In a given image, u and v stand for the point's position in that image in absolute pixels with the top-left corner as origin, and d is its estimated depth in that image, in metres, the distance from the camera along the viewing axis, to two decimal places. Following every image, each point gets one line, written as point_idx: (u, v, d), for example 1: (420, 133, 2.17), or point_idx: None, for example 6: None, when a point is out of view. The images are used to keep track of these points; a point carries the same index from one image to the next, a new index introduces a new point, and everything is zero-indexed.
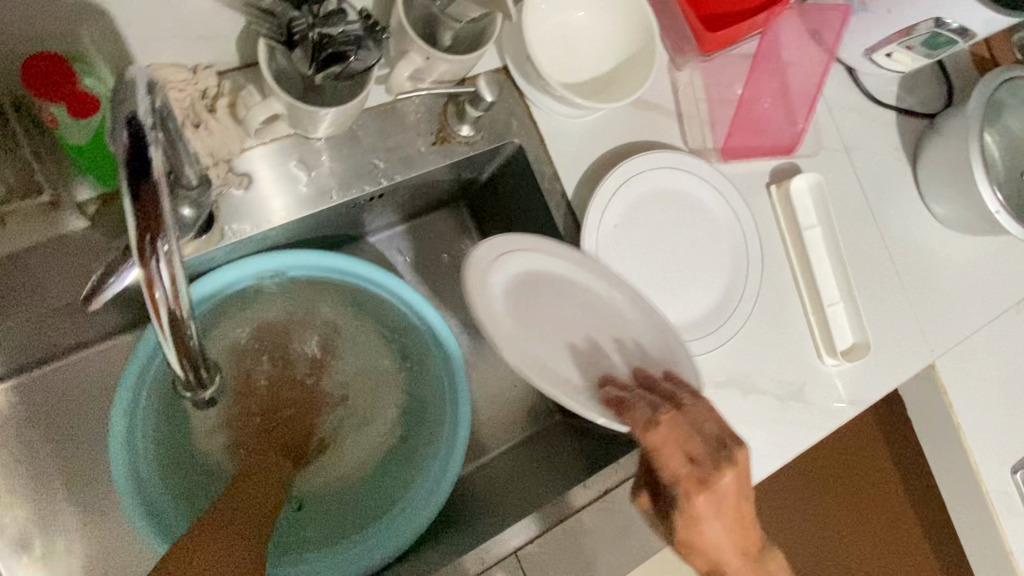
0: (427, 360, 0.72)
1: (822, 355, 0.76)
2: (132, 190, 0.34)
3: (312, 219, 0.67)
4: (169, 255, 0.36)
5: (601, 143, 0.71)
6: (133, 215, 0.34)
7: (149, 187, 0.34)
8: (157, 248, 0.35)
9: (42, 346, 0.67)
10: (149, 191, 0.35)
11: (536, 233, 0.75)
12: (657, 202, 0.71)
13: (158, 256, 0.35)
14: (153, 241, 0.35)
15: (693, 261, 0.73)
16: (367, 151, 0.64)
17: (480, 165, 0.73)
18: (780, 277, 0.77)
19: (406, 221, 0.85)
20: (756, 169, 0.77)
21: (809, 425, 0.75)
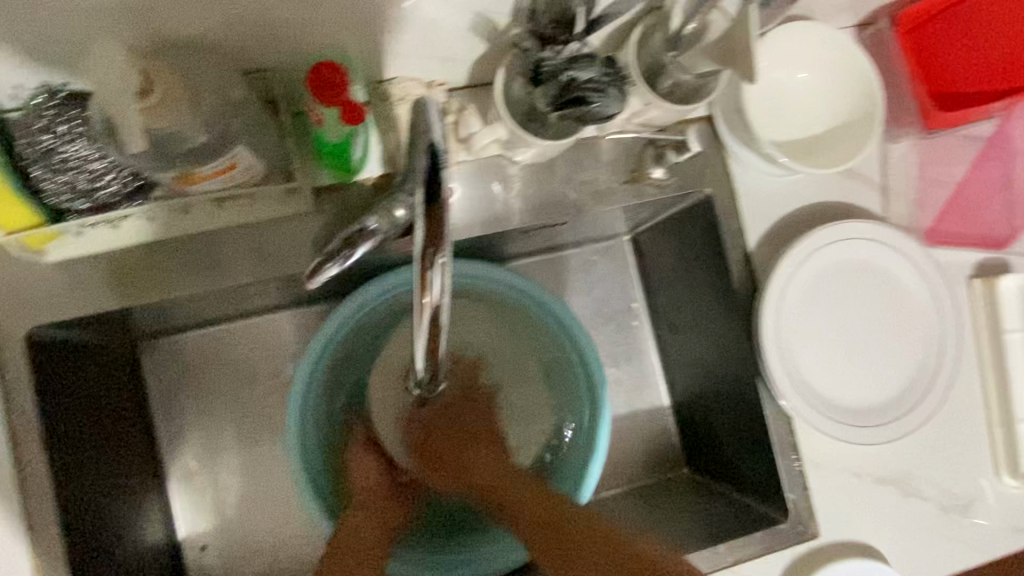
0: (575, 393, 0.75)
1: (1002, 473, 0.69)
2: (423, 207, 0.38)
3: (497, 235, 0.70)
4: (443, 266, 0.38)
5: (793, 208, 0.69)
6: (422, 234, 0.38)
7: (437, 205, 0.37)
8: (438, 258, 0.38)
9: (241, 306, 0.75)
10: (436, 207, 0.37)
11: (705, 284, 0.74)
12: (851, 274, 0.68)
13: (434, 268, 0.38)
14: (433, 253, 0.38)
15: (878, 349, 0.68)
16: (562, 181, 0.66)
17: (661, 207, 0.73)
18: (966, 380, 0.71)
19: (570, 247, 0.86)
20: (961, 260, 0.71)
21: (973, 547, 0.68)
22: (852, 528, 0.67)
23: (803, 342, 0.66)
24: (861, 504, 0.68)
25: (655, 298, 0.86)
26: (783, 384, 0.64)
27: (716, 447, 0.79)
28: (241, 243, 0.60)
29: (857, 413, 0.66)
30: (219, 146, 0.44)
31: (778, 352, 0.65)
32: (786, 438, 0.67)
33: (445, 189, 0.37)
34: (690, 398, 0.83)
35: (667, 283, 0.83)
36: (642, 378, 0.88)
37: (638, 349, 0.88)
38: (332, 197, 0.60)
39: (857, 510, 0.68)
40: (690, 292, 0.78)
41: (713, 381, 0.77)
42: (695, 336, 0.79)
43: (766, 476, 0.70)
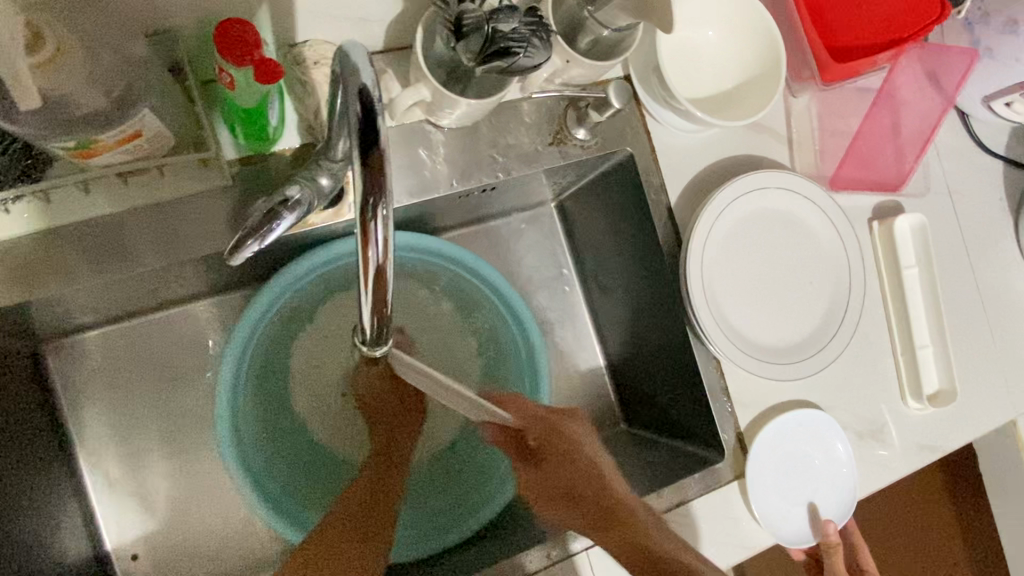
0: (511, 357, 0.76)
1: (906, 397, 0.76)
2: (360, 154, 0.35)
3: (425, 205, 0.69)
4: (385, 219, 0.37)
5: (709, 162, 0.72)
6: (360, 182, 0.35)
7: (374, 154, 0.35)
8: (379, 210, 0.36)
9: (156, 296, 0.70)
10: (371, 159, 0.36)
11: (631, 243, 0.76)
12: (765, 222, 0.71)
13: (376, 218, 0.36)
14: (374, 205, 0.36)
15: (791, 290, 0.72)
16: (487, 145, 0.66)
17: (585, 170, 0.75)
18: (872, 315, 0.77)
19: (498, 216, 0.87)
20: (860, 204, 0.77)
21: (886, 466, 0.75)
22: None
23: (725, 289, 0.69)
24: None
25: (585, 262, 0.88)
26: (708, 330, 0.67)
27: (651, 400, 0.82)
28: (150, 225, 0.56)
29: (777, 351, 0.70)
30: (114, 112, 0.41)
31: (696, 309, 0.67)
32: (716, 381, 0.70)
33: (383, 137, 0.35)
34: (624, 355, 0.85)
35: (595, 246, 0.85)
36: (578, 342, 0.89)
37: (572, 314, 0.90)
38: (248, 169, 0.57)
39: None
40: (617, 252, 0.80)
41: (644, 336, 0.80)
42: (626, 296, 0.81)
43: (701, 420, 0.73)
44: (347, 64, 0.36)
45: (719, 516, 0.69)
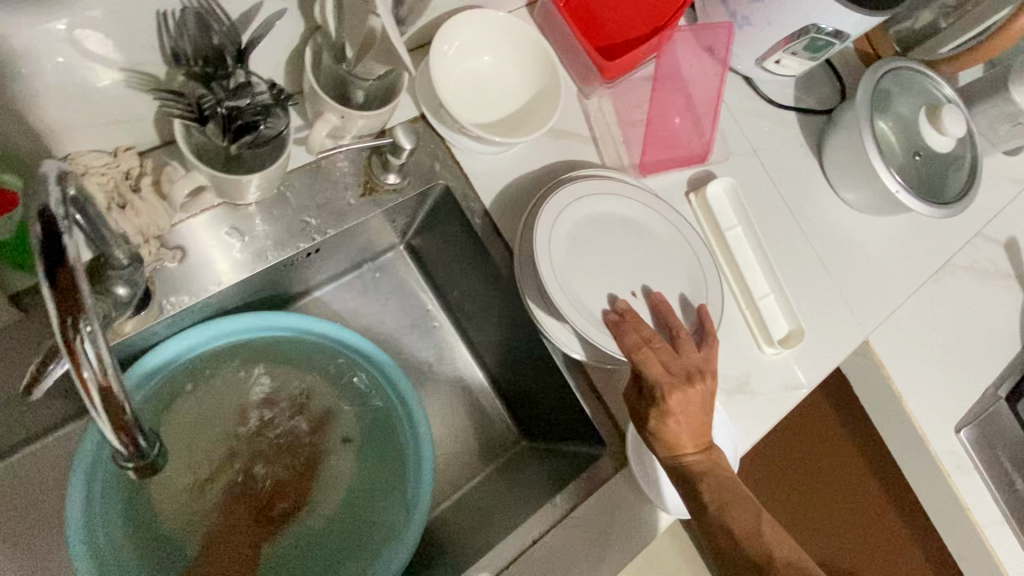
0: (382, 405, 0.74)
1: (762, 345, 0.81)
2: (47, 275, 0.33)
3: (253, 283, 0.68)
4: (95, 335, 0.34)
5: (523, 175, 0.74)
6: (51, 302, 0.32)
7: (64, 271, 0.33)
8: (81, 328, 0.33)
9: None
10: (65, 278, 0.33)
11: (474, 267, 0.78)
12: (595, 220, 0.73)
13: (83, 337, 0.33)
14: (75, 323, 0.33)
15: (639, 275, 0.74)
16: (298, 210, 0.66)
17: (412, 209, 0.76)
18: (712, 279, 0.81)
19: (349, 272, 0.87)
20: (674, 180, 0.82)
21: (760, 414, 0.79)
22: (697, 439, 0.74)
23: (571, 291, 0.69)
24: None
25: (445, 294, 0.89)
26: (556, 291, 0.66)
27: (537, 410, 0.84)
28: None
29: None
30: None
31: (614, 270, 0.72)
32: None
33: (70, 251, 0.33)
34: (505, 373, 0.87)
35: (449, 276, 0.86)
36: (460, 372, 0.90)
37: (447, 347, 0.91)
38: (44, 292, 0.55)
39: None
40: (468, 278, 0.82)
41: (513, 351, 0.82)
42: (488, 317, 0.83)
43: (580, 419, 0.75)
44: (35, 186, 0.35)
45: (614, 507, 0.71)
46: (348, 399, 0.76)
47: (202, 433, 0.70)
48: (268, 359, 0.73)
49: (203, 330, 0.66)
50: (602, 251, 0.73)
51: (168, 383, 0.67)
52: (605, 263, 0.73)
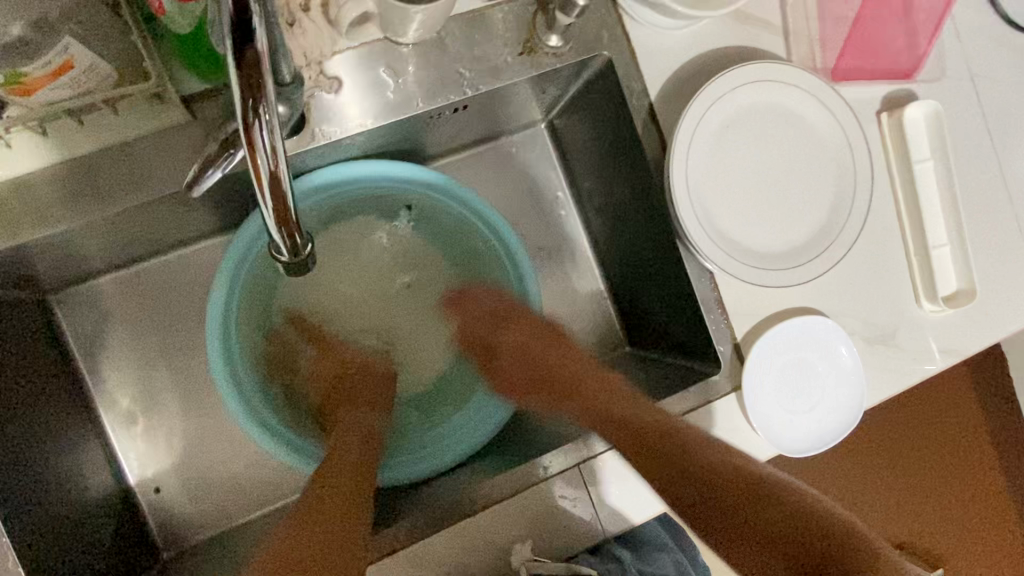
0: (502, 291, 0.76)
1: (921, 299, 0.72)
2: (235, 55, 0.32)
3: (394, 128, 0.66)
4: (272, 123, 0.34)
5: (694, 61, 0.67)
6: (236, 85, 0.32)
7: (252, 54, 0.32)
8: (261, 116, 0.33)
9: (150, 242, 0.72)
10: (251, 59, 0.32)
11: (616, 155, 0.73)
12: (755, 120, 0.65)
13: (260, 123, 0.33)
14: (255, 110, 0.33)
15: (791, 186, 0.66)
16: (453, 60, 0.63)
17: (566, 81, 0.71)
18: (881, 215, 0.72)
19: (484, 143, 0.85)
20: (868, 94, 0.71)
21: (899, 371, 0.71)
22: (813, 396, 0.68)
23: (702, 197, 0.64)
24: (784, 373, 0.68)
25: (578, 183, 0.85)
26: (685, 199, 0.62)
27: (649, 318, 0.80)
28: (122, 166, 0.56)
29: (777, 256, 0.65)
30: (41, 40, 0.40)
31: (761, 173, 0.66)
32: (711, 293, 0.67)
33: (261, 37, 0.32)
34: (624, 276, 0.84)
35: (587, 164, 0.82)
36: (578, 265, 0.88)
37: (569, 238, 0.88)
38: (210, 103, 0.57)
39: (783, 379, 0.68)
40: (607, 166, 0.77)
41: (639, 254, 0.77)
42: (618, 212, 0.79)
43: (698, 334, 0.71)
44: None
45: (718, 430, 0.67)
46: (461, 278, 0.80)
47: (334, 268, 0.77)
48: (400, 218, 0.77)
49: (354, 170, 0.67)
50: (755, 149, 0.65)
51: (316, 213, 0.71)
52: (752, 165, 0.65)
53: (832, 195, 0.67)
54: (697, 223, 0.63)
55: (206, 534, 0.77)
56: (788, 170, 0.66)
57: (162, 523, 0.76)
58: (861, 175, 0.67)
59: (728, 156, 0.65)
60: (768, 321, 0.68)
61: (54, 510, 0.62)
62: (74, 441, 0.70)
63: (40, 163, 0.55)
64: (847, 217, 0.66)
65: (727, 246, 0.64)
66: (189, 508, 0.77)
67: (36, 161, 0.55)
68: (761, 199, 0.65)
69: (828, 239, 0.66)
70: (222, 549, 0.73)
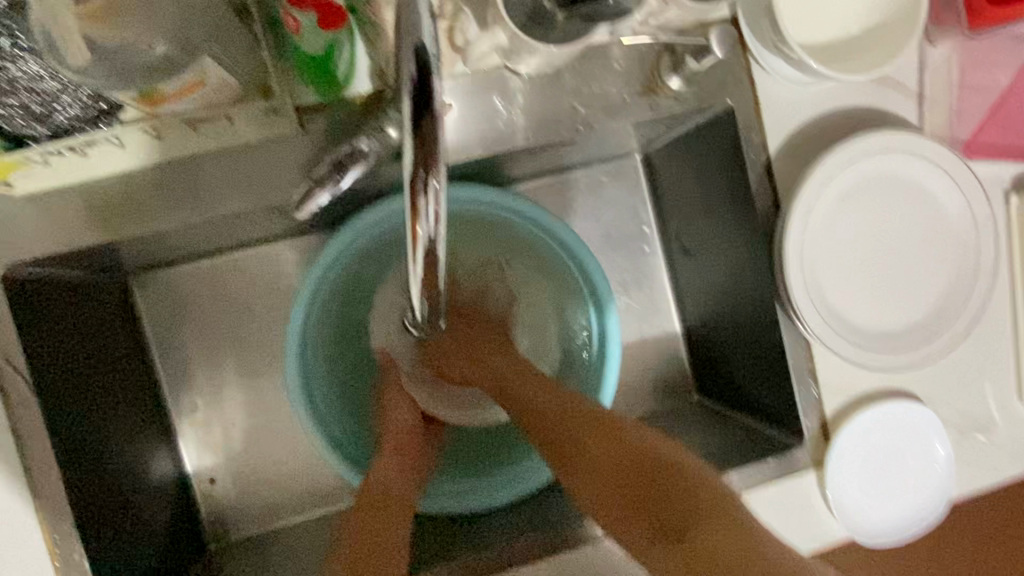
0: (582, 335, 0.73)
1: (1023, 394, 0.68)
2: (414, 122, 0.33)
3: (497, 154, 0.63)
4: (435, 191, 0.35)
5: (819, 119, 0.63)
6: (411, 150, 0.33)
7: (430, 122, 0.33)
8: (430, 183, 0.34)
9: (234, 237, 0.71)
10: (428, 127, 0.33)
11: (718, 204, 0.70)
12: (883, 188, 0.61)
13: (427, 193, 0.34)
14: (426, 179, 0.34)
15: (909, 263, 0.62)
16: (569, 94, 0.60)
17: (677, 121, 0.68)
18: (993, 300, 0.68)
19: (575, 167, 0.82)
20: (999, 172, 0.67)
21: (990, 467, 0.67)
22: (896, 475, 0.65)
23: (813, 263, 0.60)
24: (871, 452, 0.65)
25: (667, 220, 0.82)
26: (795, 264, 0.59)
27: (726, 371, 0.78)
28: (227, 171, 0.55)
29: (883, 335, 0.62)
30: (182, 58, 0.39)
31: (879, 244, 0.62)
32: (805, 365, 0.64)
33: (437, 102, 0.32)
34: (703, 323, 0.81)
35: (681, 204, 0.78)
36: (653, 304, 0.85)
37: (649, 274, 0.85)
38: (321, 116, 0.55)
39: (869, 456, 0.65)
40: (704, 212, 0.74)
41: (726, 306, 0.74)
42: (708, 259, 0.76)
43: (783, 402, 0.67)
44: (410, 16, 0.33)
45: (793, 506, 0.64)
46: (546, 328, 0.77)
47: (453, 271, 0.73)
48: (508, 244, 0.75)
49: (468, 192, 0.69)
50: (877, 219, 0.61)
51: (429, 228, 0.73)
52: (871, 234, 0.61)
53: (951, 277, 0.63)
54: (803, 291, 0.59)
55: (253, 532, 0.77)
56: (909, 245, 0.62)
57: (211, 514, 0.76)
58: (985, 259, 0.62)
59: (847, 222, 0.61)
60: (860, 399, 0.65)
61: (117, 499, 0.62)
62: (138, 427, 0.70)
63: (146, 162, 0.54)
64: (964, 302, 0.62)
65: (831, 318, 0.60)
66: (239, 503, 0.77)
67: (142, 159, 0.54)
68: (874, 272, 0.62)
69: (940, 324, 0.62)
70: (269, 551, 0.73)
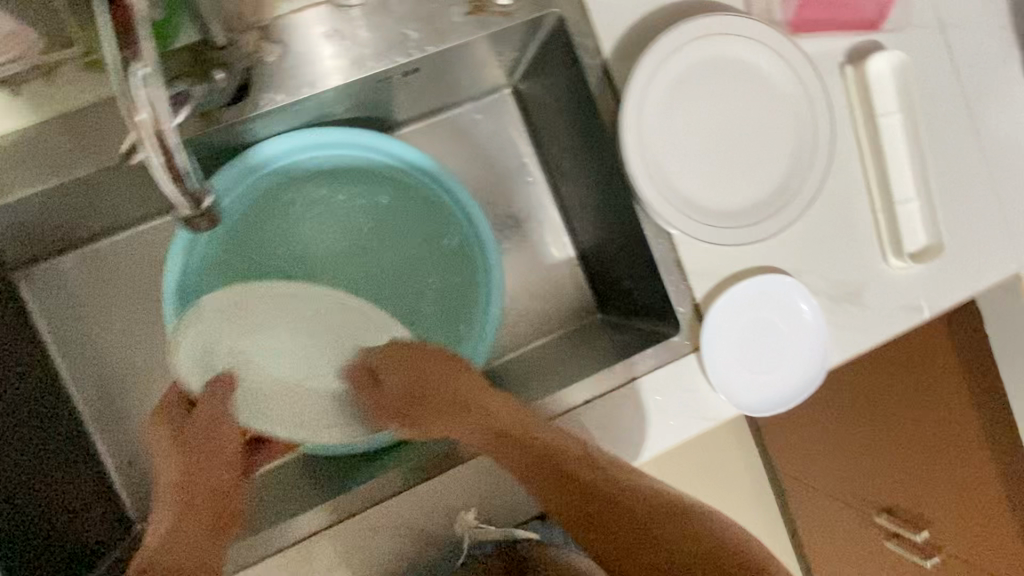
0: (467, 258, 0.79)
1: (887, 256, 0.70)
2: None
3: (343, 93, 0.65)
4: None
5: (649, 16, 0.66)
6: None
7: None
8: None
9: (113, 218, 0.72)
10: None
11: (574, 117, 0.72)
12: (711, 74, 0.64)
13: None
14: None
15: (748, 143, 0.65)
16: (399, 21, 0.62)
17: (521, 42, 0.70)
18: (845, 169, 0.71)
19: (447, 109, 0.84)
20: (830, 47, 0.70)
21: (865, 328, 0.70)
22: (779, 346, 0.68)
23: (653, 154, 0.63)
24: (743, 330, 0.67)
25: (544, 148, 0.84)
26: (635, 157, 0.61)
27: (615, 282, 0.80)
28: (69, 135, 0.56)
29: (733, 215, 0.64)
30: None
31: (718, 129, 0.64)
32: (669, 254, 0.67)
33: None
34: (590, 242, 0.83)
35: (550, 127, 0.81)
36: (547, 232, 0.88)
37: (537, 204, 0.87)
38: (154, 69, 0.56)
39: (741, 335, 0.67)
40: (567, 129, 0.76)
41: (602, 218, 0.77)
42: (580, 175, 0.78)
43: (659, 296, 0.70)
44: None
45: (679, 390, 0.67)
46: (408, 267, 0.81)
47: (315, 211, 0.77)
48: (374, 182, 0.78)
49: (333, 134, 0.70)
50: (712, 105, 0.64)
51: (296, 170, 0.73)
52: (708, 121, 0.64)
53: (790, 149, 0.65)
54: (648, 182, 0.62)
55: None
56: (746, 126, 0.65)
57: (134, 494, 0.78)
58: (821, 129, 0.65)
59: (682, 112, 0.63)
60: (727, 280, 0.68)
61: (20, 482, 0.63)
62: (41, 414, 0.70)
63: None
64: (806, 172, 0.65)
65: (680, 205, 0.63)
66: None
67: None
68: (716, 156, 0.64)
69: (787, 195, 0.65)
70: None
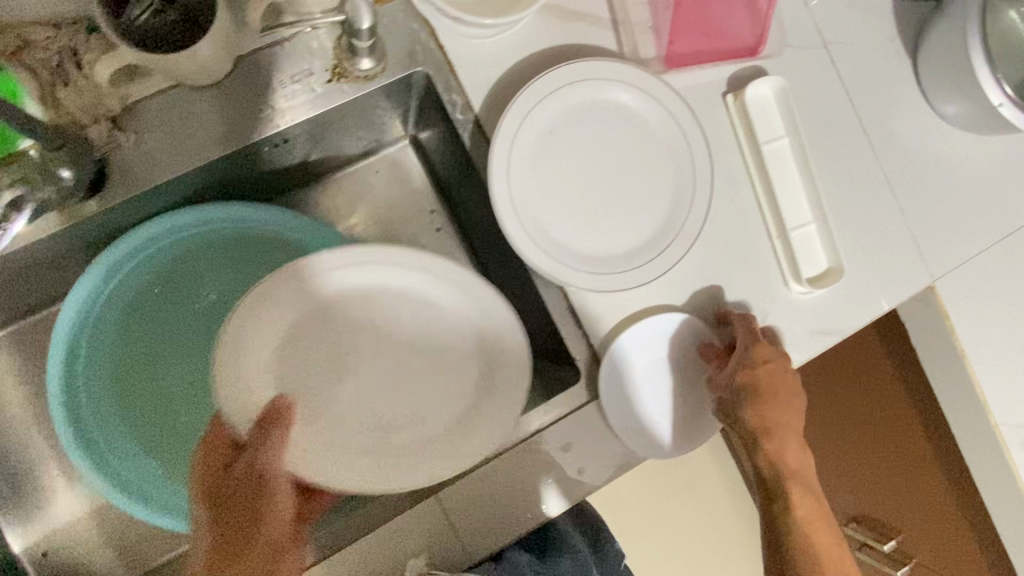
0: None
1: (788, 283, 0.69)
2: None
3: (213, 170, 0.64)
4: None
5: (518, 66, 0.65)
6: None
7: None
8: None
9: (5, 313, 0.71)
10: None
11: (463, 169, 0.72)
12: (582, 121, 0.63)
13: None
14: None
15: (626, 186, 0.64)
16: (260, 96, 0.61)
17: (400, 99, 0.70)
18: (738, 198, 0.70)
19: (348, 166, 0.84)
20: (710, 78, 0.69)
21: None
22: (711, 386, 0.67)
23: (528, 207, 0.62)
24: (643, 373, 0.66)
25: (449, 196, 0.84)
26: (507, 212, 0.60)
27: None
28: None
29: (617, 259, 0.63)
30: None
31: (594, 175, 0.64)
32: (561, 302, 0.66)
33: None
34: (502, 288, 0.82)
35: (450, 177, 0.80)
36: None
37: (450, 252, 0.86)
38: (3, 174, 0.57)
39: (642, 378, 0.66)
40: (462, 180, 0.75)
41: (505, 266, 0.76)
42: (480, 224, 0.77)
43: (557, 343, 0.69)
44: None
45: (584, 440, 0.65)
46: None
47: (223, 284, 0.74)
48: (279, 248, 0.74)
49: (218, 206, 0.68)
50: (585, 151, 0.63)
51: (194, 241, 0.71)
52: (583, 168, 0.63)
53: (671, 187, 0.65)
54: (524, 236, 0.60)
55: None
56: (623, 169, 0.64)
57: None
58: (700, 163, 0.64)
59: (555, 161, 0.63)
60: (623, 324, 0.66)
61: None
62: None
63: None
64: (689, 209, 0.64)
65: (560, 256, 0.61)
66: None
67: None
68: (594, 202, 0.63)
69: (672, 232, 0.64)
70: None
